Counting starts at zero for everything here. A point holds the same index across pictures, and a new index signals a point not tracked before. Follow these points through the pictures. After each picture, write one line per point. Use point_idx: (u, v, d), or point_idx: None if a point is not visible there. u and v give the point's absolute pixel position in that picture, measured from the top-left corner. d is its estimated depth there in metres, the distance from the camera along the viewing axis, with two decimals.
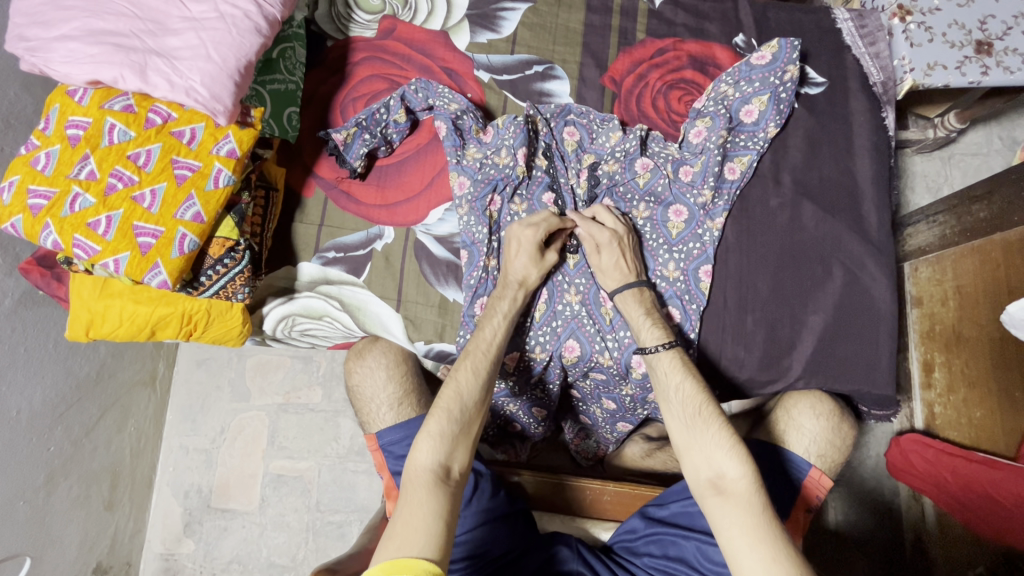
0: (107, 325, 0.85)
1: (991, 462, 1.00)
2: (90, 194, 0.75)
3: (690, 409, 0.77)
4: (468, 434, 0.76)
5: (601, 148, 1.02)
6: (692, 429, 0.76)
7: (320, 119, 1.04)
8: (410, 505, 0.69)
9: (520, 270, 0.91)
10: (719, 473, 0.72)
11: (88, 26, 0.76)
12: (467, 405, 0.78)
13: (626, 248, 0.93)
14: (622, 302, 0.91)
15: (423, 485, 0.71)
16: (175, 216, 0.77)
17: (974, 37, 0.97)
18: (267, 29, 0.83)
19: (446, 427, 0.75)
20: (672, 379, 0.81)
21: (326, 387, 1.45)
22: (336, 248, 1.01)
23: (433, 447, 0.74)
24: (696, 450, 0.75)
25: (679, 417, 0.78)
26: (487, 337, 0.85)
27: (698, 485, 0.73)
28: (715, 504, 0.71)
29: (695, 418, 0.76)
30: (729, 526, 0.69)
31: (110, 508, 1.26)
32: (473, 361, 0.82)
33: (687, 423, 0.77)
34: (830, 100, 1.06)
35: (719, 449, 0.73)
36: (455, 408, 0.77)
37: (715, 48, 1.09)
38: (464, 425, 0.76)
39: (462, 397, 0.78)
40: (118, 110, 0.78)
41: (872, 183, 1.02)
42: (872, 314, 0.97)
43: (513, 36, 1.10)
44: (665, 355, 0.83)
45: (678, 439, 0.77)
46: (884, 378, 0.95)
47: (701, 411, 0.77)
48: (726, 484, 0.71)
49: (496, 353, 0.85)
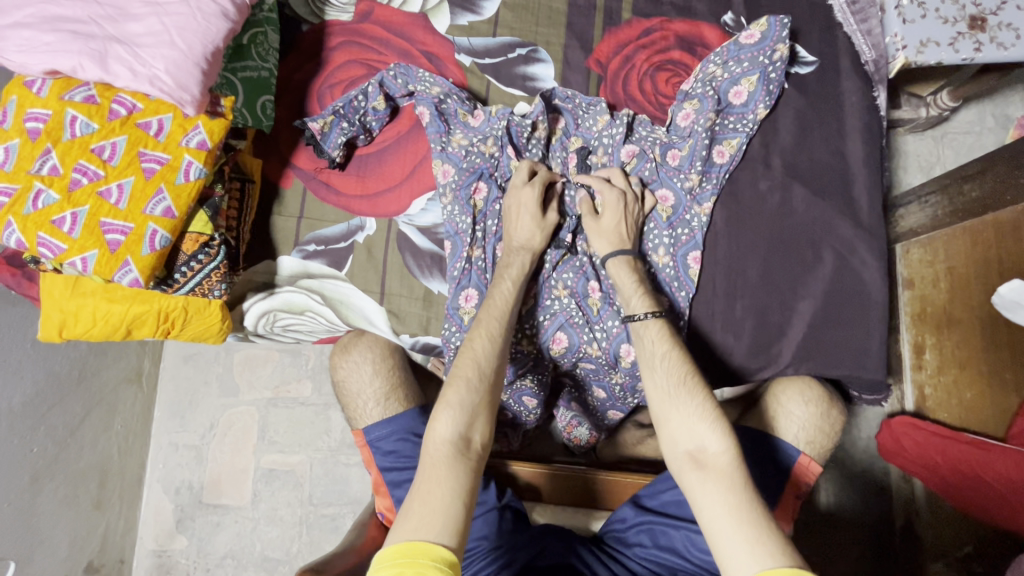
0: (81, 325, 0.83)
1: (980, 443, 1.01)
2: (53, 190, 0.72)
3: (674, 378, 0.76)
4: (488, 405, 0.74)
5: (589, 131, 1.00)
6: (675, 400, 0.75)
7: (297, 109, 1.00)
8: (429, 483, 0.68)
9: (523, 235, 0.89)
10: (700, 446, 0.72)
11: (45, 13, 0.73)
12: (486, 375, 0.76)
13: (628, 215, 0.92)
14: (615, 266, 0.88)
15: (443, 459, 0.70)
16: (145, 211, 0.74)
17: (968, 12, 0.94)
18: (235, 14, 0.80)
19: (464, 399, 0.73)
20: (658, 348, 0.80)
21: (315, 380, 1.43)
22: (316, 241, 0.98)
23: (452, 418, 0.72)
24: (676, 422, 0.74)
25: (663, 387, 0.76)
26: (499, 306, 0.83)
27: (678, 458, 0.72)
28: (694, 478, 0.70)
29: (679, 388, 0.75)
30: (705, 500, 0.68)
31: (99, 506, 1.25)
32: (487, 328, 0.80)
33: (669, 394, 0.76)
34: (821, 79, 1.03)
35: (702, 422, 0.73)
36: (473, 379, 0.75)
37: (703, 27, 1.06)
38: (482, 398, 0.74)
39: (479, 365, 0.76)
40: (79, 101, 0.74)
41: (863, 165, 1.00)
42: (862, 299, 0.96)
43: (495, 18, 1.06)
44: (651, 324, 0.82)
45: (658, 409, 0.76)
46: (874, 363, 0.94)
47: (685, 382, 0.76)
48: (707, 457, 0.71)
49: (509, 320, 0.83)
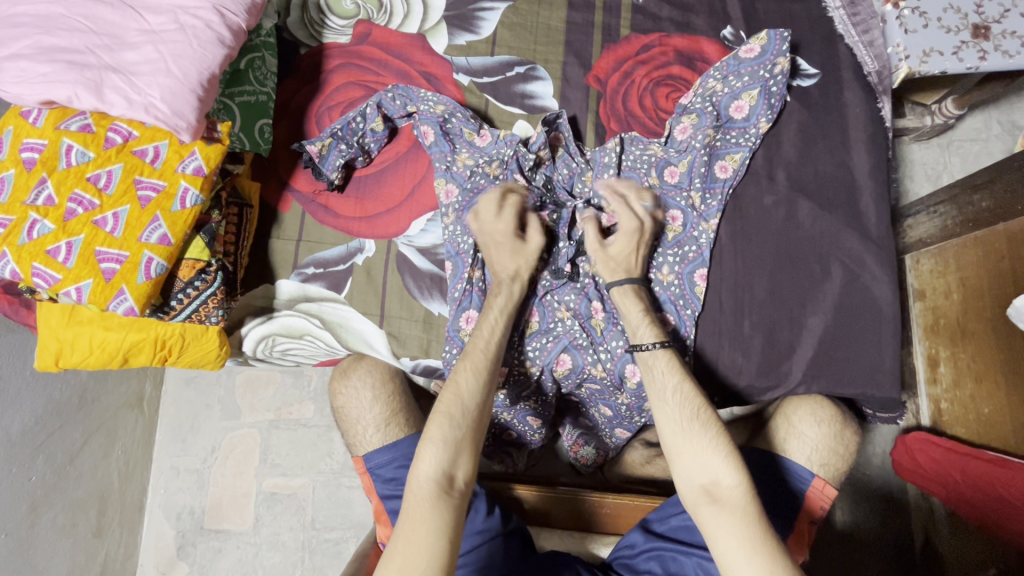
0: (78, 354, 0.82)
1: (1000, 460, 0.98)
2: (49, 220, 0.71)
3: (686, 412, 0.74)
4: (472, 440, 0.73)
5: (585, 193, 0.97)
6: (688, 435, 0.72)
7: (295, 131, 1.00)
8: (413, 522, 0.66)
9: (506, 265, 0.88)
10: (714, 480, 0.70)
11: (41, 43, 0.72)
12: (470, 411, 0.74)
13: (643, 244, 0.90)
14: (621, 294, 0.87)
15: (426, 498, 0.68)
16: (140, 239, 0.73)
17: (971, 21, 0.94)
18: (231, 39, 0.80)
19: (447, 434, 0.72)
20: (669, 380, 0.77)
21: (317, 402, 1.41)
22: (315, 263, 0.97)
23: (436, 456, 0.70)
24: (689, 455, 0.72)
25: (675, 420, 0.74)
26: (483, 338, 0.82)
27: (692, 492, 0.70)
28: (708, 513, 0.68)
29: (691, 420, 0.73)
30: (718, 534, 0.66)
31: (99, 534, 1.24)
32: (473, 363, 0.79)
33: (678, 425, 0.73)
34: (823, 91, 1.02)
35: (714, 454, 0.71)
36: (456, 414, 0.73)
37: (703, 42, 1.05)
38: (466, 433, 0.73)
39: (463, 399, 0.74)
40: (75, 130, 0.74)
41: (869, 177, 0.98)
42: (874, 314, 0.93)
43: (492, 37, 1.06)
44: (660, 353, 0.80)
45: (670, 441, 0.74)
46: (888, 380, 0.91)
47: (698, 414, 0.73)
48: (720, 492, 0.69)
49: (495, 354, 0.81)
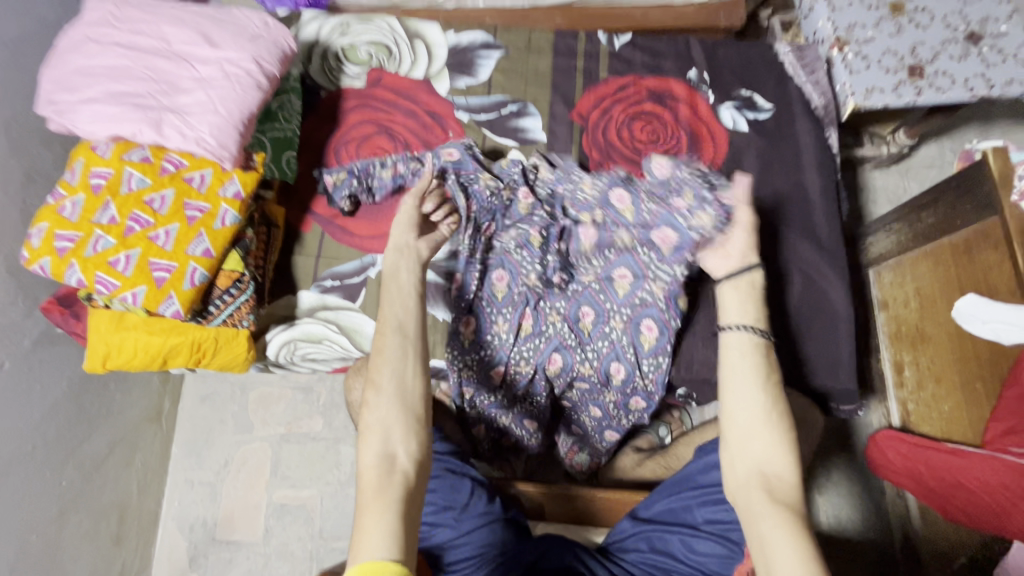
0: (123, 356, 0.92)
1: (956, 451, 1.07)
2: (111, 236, 0.84)
3: (764, 407, 0.77)
4: (401, 413, 0.75)
5: (585, 201, 1.04)
6: (759, 426, 0.76)
7: (316, 162, 1.14)
8: (366, 512, 0.68)
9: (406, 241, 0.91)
10: (775, 472, 0.73)
11: (110, 90, 0.87)
12: (394, 386, 0.77)
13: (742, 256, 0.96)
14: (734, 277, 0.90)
15: (373, 483, 0.70)
16: (187, 252, 0.85)
17: (906, 62, 1.13)
18: (267, 84, 0.94)
19: (379, 416, 0.74)
20: (750, 364, 0.81)
21: (326, 416, 1.49)
22: (332, 277, 1.09)
23: (373, 443, 0.73)
24: (758, 444, 0.75)
25: (752, 412, 0.77)
26: (394, 312, 0.83)
27: (748, 477, 0.74)
28: (759, 501, 0.71)
29: (770, 414, 0.76)
30: (765, 519, 0.70)
31: (118, 543, 1.31)
32: (390, 338, 0.81)
33: (757, 411, 0.77)
34: (778, 122, 1.17)
35: (778, 446, 0.74)
36: (383, 393, 0.76)
37: (671, 82, 1.21)
38: (395, 409, 0.75)
39: (386, 377, 0.77)
40: (136, 161, 0.87)
41: (821, 196, 1.11)
42: (830, 315, 1.05)
43: (488, 80, 1.22)
44: (749, 337, 0.83)
45: (738, 427, 0.77)
46: (845, 373, 1.02)
47: (777, 409, 0.77)
48: (777, 484, 0.72)
49: (405, 321, 0.83)
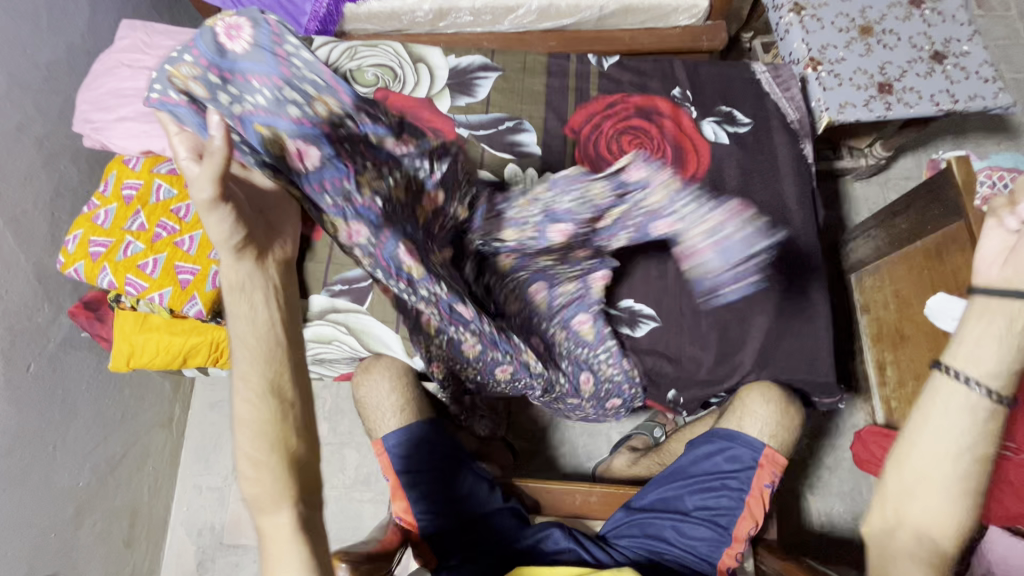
0: (146, 355, 0.99)
1: None
2: (141, 241, 0.91)
3: (957, 478, 0.63)
4: (287, 448, 0.62)
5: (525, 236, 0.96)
6: (936, 490, 0.63)
7: None
8: (271, 559, 0.61)
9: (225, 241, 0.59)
10: (933, 540, 0.62)
11: (142, 110, 0.95)
12: (270, 421, 0.62)
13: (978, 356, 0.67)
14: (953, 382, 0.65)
15: (281, 531, 0.61)
16: (209, 256, 0.91)
17: (876, 80, 1.21)
18: None
19: (268, 457, 0.62)
20: (955, 427, 0.63)
21: (331, 421, 1.54)
22: (342, 281, 1.15)
23: (266, 486, 0.61)
24: (922, 506, 0.64)
25: (939, 475, 0.63)
26: (245, 335, 0.62)
27: (895, 530, 0.65)
28: (902, 558, 0.63)
29: (958, 487, 0.63)
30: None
31: (129, 545, 1.34)
32: (254, 367, 0.62)
33: (936, 478, 0.63)
34: (756, 136, 1.25)
35: (947, 516, 0.62)
36: (268, 432, 0.62)
37: (657, 99, 1.29)
38: (281, 445, 0.62)
39: (260, 412, 0.62)
40: (164, 173, 0.96)
41: (798, 203, 1.19)
42: (807, 312, 1.10)
43: (487, 99, 1.31)
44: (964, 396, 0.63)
45: (909, 477, 0.65)
46: (825, 367, 1.09)
47: (968, 483, 0.63)
48: (932, 552, 0.62)
49: (256, 338, 0.62)
